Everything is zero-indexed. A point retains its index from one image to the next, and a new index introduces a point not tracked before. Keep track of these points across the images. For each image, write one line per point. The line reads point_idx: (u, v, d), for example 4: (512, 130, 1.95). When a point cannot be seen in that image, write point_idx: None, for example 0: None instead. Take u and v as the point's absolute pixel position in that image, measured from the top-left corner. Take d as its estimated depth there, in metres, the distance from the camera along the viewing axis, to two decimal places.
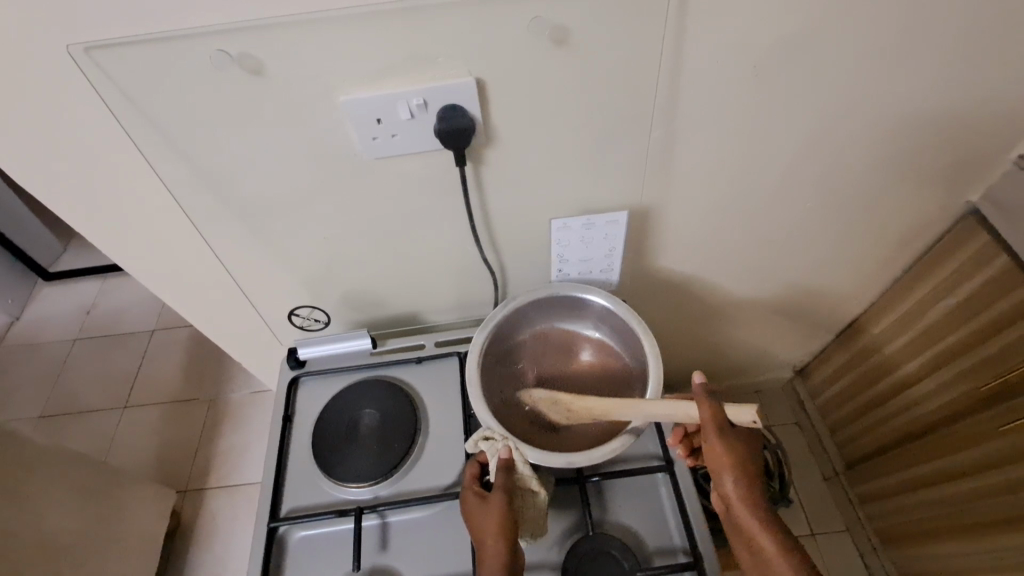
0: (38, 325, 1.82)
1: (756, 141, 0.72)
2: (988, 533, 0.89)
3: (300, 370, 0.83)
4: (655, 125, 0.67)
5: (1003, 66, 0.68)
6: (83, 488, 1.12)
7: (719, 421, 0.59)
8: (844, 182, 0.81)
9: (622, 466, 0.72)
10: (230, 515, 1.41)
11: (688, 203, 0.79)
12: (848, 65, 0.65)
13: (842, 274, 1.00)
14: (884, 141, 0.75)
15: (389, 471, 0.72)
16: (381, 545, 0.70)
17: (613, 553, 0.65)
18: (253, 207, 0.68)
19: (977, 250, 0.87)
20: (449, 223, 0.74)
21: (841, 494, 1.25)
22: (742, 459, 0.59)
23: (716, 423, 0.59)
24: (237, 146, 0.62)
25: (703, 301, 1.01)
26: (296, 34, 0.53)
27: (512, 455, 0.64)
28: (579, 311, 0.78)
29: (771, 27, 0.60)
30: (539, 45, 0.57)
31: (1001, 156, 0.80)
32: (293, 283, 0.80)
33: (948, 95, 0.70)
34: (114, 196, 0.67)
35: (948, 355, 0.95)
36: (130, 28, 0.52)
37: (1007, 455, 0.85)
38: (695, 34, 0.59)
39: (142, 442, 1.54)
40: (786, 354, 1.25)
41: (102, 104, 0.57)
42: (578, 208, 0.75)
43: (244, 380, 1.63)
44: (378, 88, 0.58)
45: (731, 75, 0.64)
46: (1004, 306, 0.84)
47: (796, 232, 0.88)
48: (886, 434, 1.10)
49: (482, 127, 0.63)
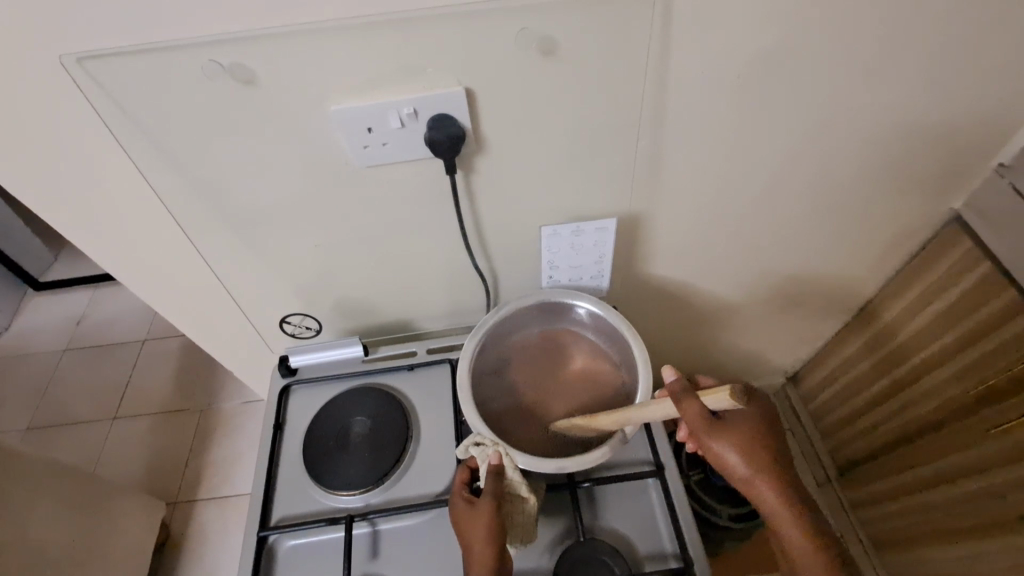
0: (27, 335, 1.81)
1: (743, 150, 0.73)
2: (979, 536, 0.90)
3: (291, 378, 0.83)
4: (642, 134, 0.68)
5: (980, 76, 0.70)
6: (71, 498, 1.11)
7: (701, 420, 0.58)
8: (831, 190, 0.82)
9: (613, 471, 0.73)
10: (221, 527, 1.40)
11: (677, 211, 0.80)
12: (831, 76, 0.66)
13: (830, 280, 1.01)
14: (868, 149, 0.77)
15: (379, 479, 0.72)
16: (372, 553, 0.69)
17: (604, 558, 0.65)
18: (245, 216, 0.69)
19: (959, 257, 0.89)
20: (439, 230, 0.74)
21: (833, 500, 1.26)
22: (741, 448, 0.60)
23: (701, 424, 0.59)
24: (227, 155, 0.62)
25: (693, 307, 1.02)
26: (286, 44, 0.54)
27: (502, 460, 0.64)
28: (566, 315, 0.78)
29: (754, 38, 0.61)
30: (528, 55, 0.58)
31: (980, 164, 0.82)
32: (285, 292, 0.80)
33: (930, 104, 0.72)
34: (106, 205, 0.67)
35: (935, 359, 0.96)
36: (121, 38, 0.53)
37: (995, 459, 0.86)
38: (679, 47, 0.60)
39: (131, 453, 1.52)
40: (776, 360, 1.26)
41: (94, 113, 0.57)
42: (567, 217, 0.76)
43: (236, 389, 1.62)
44: (368, 98, 0.59)
45: (717, 85, 0.65)
46: (988, 312, 0.86)
47: (785, 239, 0.89)
48: (876, 439, 1.12)
49: (471, 136, 0.64)
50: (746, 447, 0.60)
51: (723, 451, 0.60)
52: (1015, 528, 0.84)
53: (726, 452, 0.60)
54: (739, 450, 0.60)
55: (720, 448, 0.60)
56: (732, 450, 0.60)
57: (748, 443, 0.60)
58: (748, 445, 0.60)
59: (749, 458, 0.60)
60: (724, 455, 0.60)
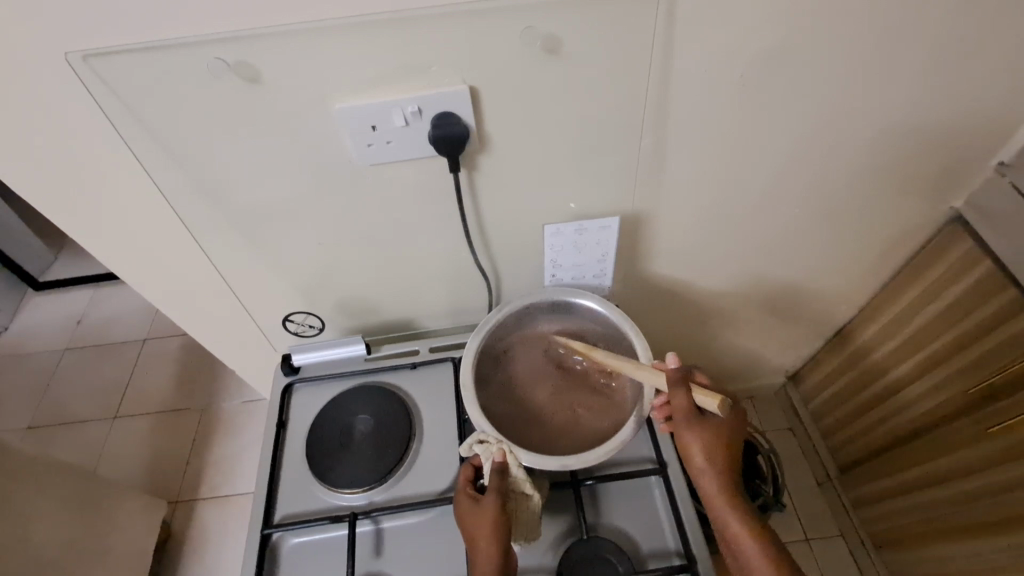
0: (28, 334, 1.81)
1: (745, 148, 0.73)
2: (980, 534, 0.90)
3: (294, 376, 0.83)
4: (645, 134, 0.68)
5: (982, 75, 0.70)
6: (72, 496, 1.11)
7: (687, 409, 0.62)
8: (833, 188, 0.82)
9: (616, 469, 0.73)
10: (222, 526, 1.40)
11: (680, 210, 0.80)
12: (833, 75, 0.67)
13: (831, 279, 1.01)
14: (869, 148, 0.77)
15: (383, 477, 0.73)
16: (376, 550, 0.70)
17: (608, 556, 0.65)
18: (249, 215, 0.69)
19: (960, 256, 0.89)
20: (442, 229, 0.75)
21: (834, 498, 1.26)
22: (712, 444, 0.62)
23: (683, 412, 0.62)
24: (232, 153, 0.62)
25: (696, 306, 1.02)
26: (291, 42, 0.54)
27: (506, 458, 0.64)
28: (571, 314, 0.79)
29: (757, 38, 0.61)
30: (532, 54, 0.58)
31: (981, 163, 0.82)
32: (288, 290, 0.81)
33: (931, 103, 0.72)
34: (110, 203, 0.67)
35: (936, 358, 0.96)
36: (126, 36, 0.53)
37: (996, 457, 0.86)
38: (682, 46, 0.61)
39: (132, 452, 1.52)
40: (777, 359, 1.26)
41: (99, 111, 0.57)
42: (570, 215, 0.76)
43: (237, 389, 1.62)
44: (372, 96, 0.59)
45: (719, 84, 0.65)
46: (988, 310, 0.86)
47: (787, 237, 0.90)
48: (877, 438, 1.12)
49: (475, 134, 0.64)
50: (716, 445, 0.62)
51: (692, 447, 0.62)
52: (1015, 526, 0.84)
53: (695, 449, 0.62)
54: (708, 449, 0.62)
55: (689, 444, 0.62)
56: (701, 448, 0.62)
57: (717, 444, 0.62)
58: (715, 447, 0.62)
59: (715, 460, 0.62)
60: (692, 451, 0.62)
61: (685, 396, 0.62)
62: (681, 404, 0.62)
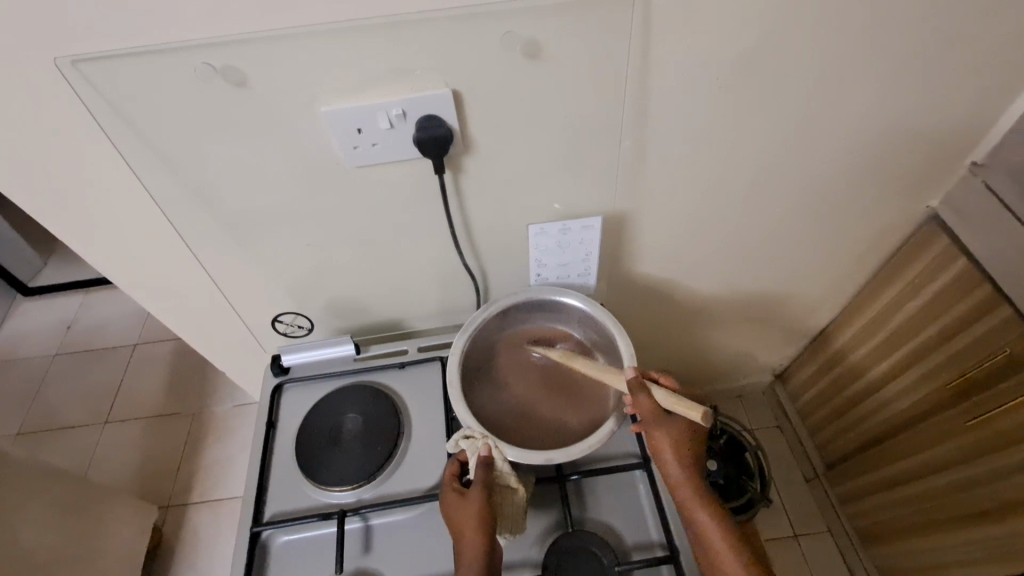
0: (16, 341, 1.80)
1: (725, 150, 0.75)
2: (962, 527, 0.92)
3: (284, 377, 0.84)
4: (625, 135, 0.70)
5: (953, 78, 0.72)
6: (61, 501, 1.11)
7: (651, 410, 0.65)
8: (812, 189, 0.84)
9: (601, 464, 0.74)
10: (214, 530, 1.40)
11: (663, 210, 0.82)
12: (807, 79, 0.69)
13: (814, 277, 1.03)
14: (847, 147, 0.79)
15: (372, 475, 0.73)
16: (364, 548, 0.70)
17: (592, 549, 0.67)
18: (239, 218, 0.70)
19: (938, 253, 0.91)
20: (428, 230, 0.76)
21: (821, 494, 1.28)
22: (680, 438, 0.66)
23: (652, 411, 0.65)
24: (219, 155, 0.63)
25: (682, 306, 1.04)
26: (276, 47, 0.55)
27: (491, 452, 0.66)
28: (555, 313, 0.80)
29: (733, 41, 0.63)
30: (512, 58, 0.59)
31: (955, 164, 0.84)
32: (277, 292, 0.81)
33: (905, 105, 0.74)
34: (100, 207, 0.68)
35: (917, 353, 0.97)
36: (113, 42, 0.54)
37: (974, 451, 0.88)
38: (661, 49, 0.62)
39: (122, 458, 1.52)
40: (764, 357, 1.28)
41: (88, 114, 0.58)
42: (555, 215, 0.78)
43: (229, 393, 1.63)
44: (357, 100, 0.60)
45: (698, 88, 0.67)
46: (964, 308, 0.88)
47: (768, 237, 0.91)
48: (862, 434, 1.13)
49: (460, 136, 0.65)
50: (681, 437, 0.66)
51: (662, 445, 0.65)
52: (997, 516, 0.86)
53: (665, 441, 0.65)
54: (674, 440, 0.65)
55: (659, 441, 0.66)
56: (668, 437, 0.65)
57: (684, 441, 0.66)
58: (682, 443, 0.66)
59: (682, 452, 0.66)
60: (661, 444, 0.66)
61: (650, 399, 0.65)
62: (643, 408, 0.66)
